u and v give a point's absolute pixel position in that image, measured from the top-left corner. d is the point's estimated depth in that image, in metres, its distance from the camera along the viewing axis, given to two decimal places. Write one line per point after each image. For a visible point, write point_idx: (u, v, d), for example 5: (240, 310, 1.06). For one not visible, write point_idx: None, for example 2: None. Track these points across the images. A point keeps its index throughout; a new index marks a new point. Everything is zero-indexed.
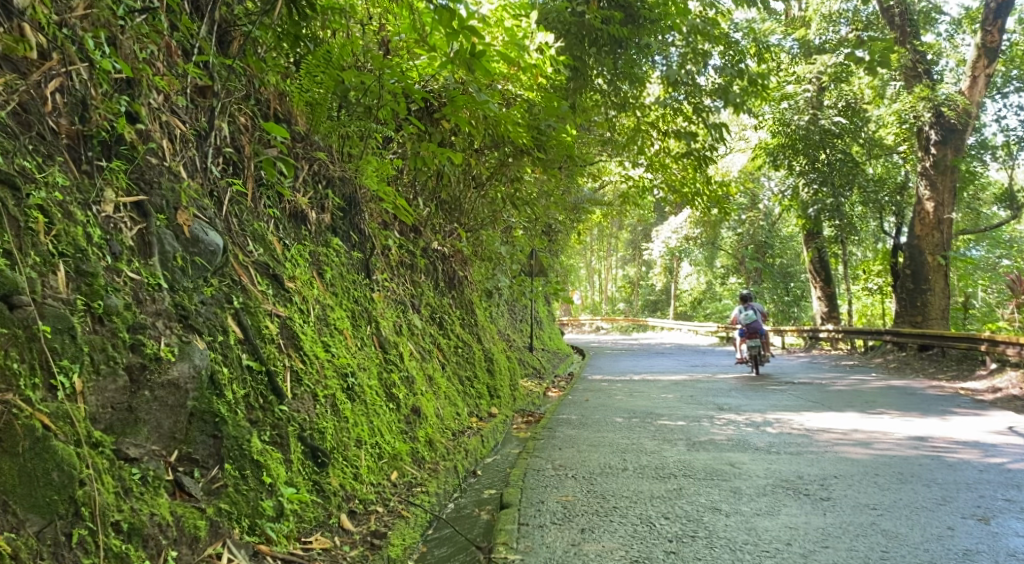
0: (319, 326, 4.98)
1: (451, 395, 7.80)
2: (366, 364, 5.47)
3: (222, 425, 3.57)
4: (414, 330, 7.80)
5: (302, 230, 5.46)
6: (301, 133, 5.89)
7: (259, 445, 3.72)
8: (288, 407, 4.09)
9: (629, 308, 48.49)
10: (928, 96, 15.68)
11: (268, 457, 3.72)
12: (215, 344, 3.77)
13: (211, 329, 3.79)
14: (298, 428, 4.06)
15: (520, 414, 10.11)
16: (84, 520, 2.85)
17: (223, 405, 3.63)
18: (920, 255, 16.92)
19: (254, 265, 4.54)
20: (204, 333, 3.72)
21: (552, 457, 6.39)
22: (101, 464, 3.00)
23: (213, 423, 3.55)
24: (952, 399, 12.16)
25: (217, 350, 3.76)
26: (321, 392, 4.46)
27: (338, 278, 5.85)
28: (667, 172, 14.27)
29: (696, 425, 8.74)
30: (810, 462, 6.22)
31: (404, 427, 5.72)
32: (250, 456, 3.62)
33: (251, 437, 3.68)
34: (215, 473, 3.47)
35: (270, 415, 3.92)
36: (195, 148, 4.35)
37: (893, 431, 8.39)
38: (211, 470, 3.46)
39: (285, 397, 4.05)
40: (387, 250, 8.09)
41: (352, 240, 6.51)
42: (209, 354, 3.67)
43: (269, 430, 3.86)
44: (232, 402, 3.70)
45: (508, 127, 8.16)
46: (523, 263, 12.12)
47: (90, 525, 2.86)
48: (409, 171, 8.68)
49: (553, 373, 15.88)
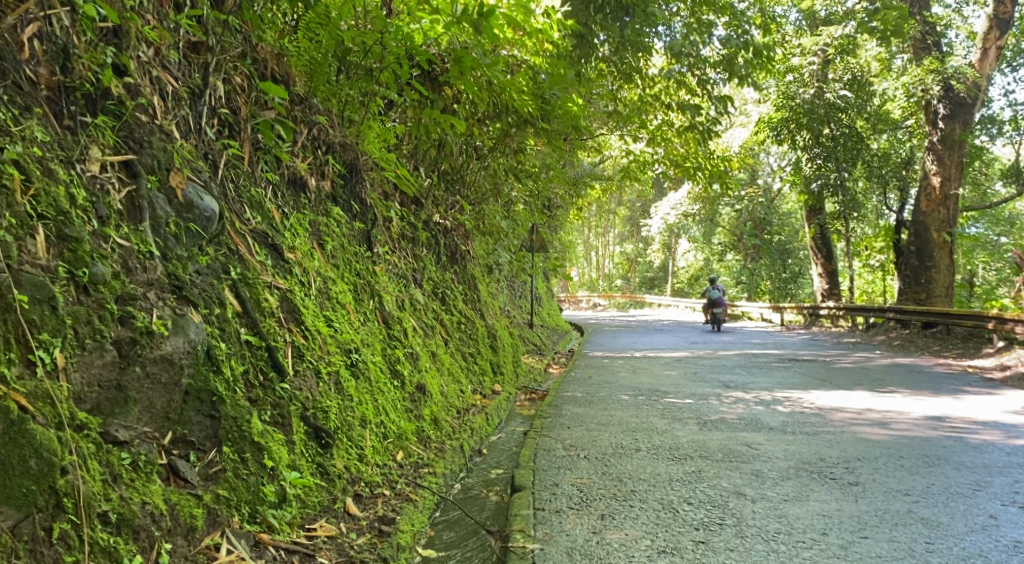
0: (321, 300, 4.73)
1: (455, 371, 7.57)
2: (369, 340, 5.23)
3: (219, 405, 3.32)
4: (416, 305, 7.54)
5: (301, 198, 5.20)
6: (300, 96, 5.58)
7: (260, 427, 3.46)
8: (290, 385, 3.83)
9: (626, 284, 48.26)
10: (937, 69, 15.35)
11: (269, 439, 3.47)
12: (212, 316, 3.50)
13: (207, 300, 3.52)
14: (300, 406, 3.81)
15: (523, 391, 9.89)
16: (67, 513, 2.62)
17: (221, 383, 3.38)
18: (926, 231, 16.60)
19: (252, 235, 4.29)
20: (200, 306, 3.46)
21: (561, 436, 6.18)
22: (86, 449, 2.77)
23: (210, 403, 3.30)
24: (959, 378, 11.95)
25: (214, 324, 3.50)
26: (324, 368, 4.21)
27: (340, 249, 5.59)
28: (669, 145, 13.96)
29: (705, 404, 8.52)
30: (830, 444, 6.01)
31: (408, 406, 5.49)
32: (250, 439, 3.37)
33: (251, 418, 3.43)
34: (212, 457, 3.22)
35: (271, 393, 3.67)
36: (188, 108, 4.08)
37: (907, 410, 8.19)
38: (209, 454, 3.22)
39: (287, 374, 3.79)
40: (389, 222, 7.80)
41: (353, 210, 6.25)
42: (205, 328, 3.42)
43: (270, 409, 3.61)
44: (231, 380, 3.44)
45: (513, 95, 7.87)
46: (524, 237, 11.83)
47: (73, 519, 2.63)
48: (410, 141, 8.38)
49: (553, 349, 15.65)
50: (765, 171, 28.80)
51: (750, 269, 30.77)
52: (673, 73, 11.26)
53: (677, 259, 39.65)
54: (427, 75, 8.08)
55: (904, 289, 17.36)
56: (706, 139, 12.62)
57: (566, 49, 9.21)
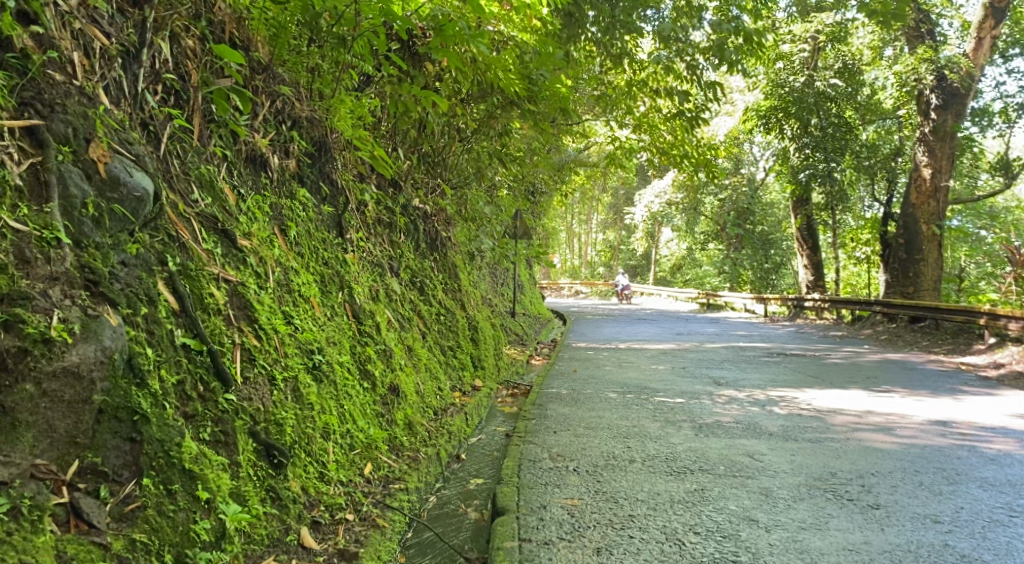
0: (281, 294, 4.23)
1: (433, 367, 7.07)
2: (336, 338, 4.74)
3: (141, 425, 2.91)
4: (391, 296, 7.01)
5: (260, 177, 4.68)
6: (262, 63, 4.99)
7: (194, 450, 3.04)
8: (236, 397, 3.37)
9: (608, 273, 47.71)
10: (931, 58, 14.97)
11: (204, 464, 3.04)
12: (136, 320, 3.06)
13: (130, 298, 3.08)
14: (247, 422, 3.35)
15: (506, 386, 9.40)
16: None
17: (145, 398, 2.97)
18: (915, 223, 16.22)
19: (199, 218, 3.77)
20: (121, 305, 3.01)
21: (545, 442, 5.72)
22: None
23: (130, 423, 2.89)
24: (954, 377, 11.53)
25: (139, 327, 3.06)
26: (279, 374, 3.71)
27: (305, 236, 5.07)
28: (656, 133, 13.47)
29: (697, 404, 8.05)
30: (837, 454, 5.56)
31: (379, 412, 4.99)
32: (180, 466, 2.96)
33: (183, 440, 3.01)
34: (129, 491, 2.83)
35: (211, 407, 3.22)
36: (120, 68, 3.57)
37: (910, 413, 7.77)
38: (126, 487, 2.83)
39: (232, 383, 3.34)
40: (363, 206, 7.23)
41: (321, 192, 5.70)
42: (126, 332, 2.97)
43: (210, 425, 3.18)
44: (159, 395, 3.02)
45: (499, 74, 7.33)
46: (507, 223, 11.30)
47: None
48: (388, 118, 7.80)
49: (536, 339, 15.15)
50: (749, 160, 28.33)
51: (731, 259, 30.30)
52: (661, 58, 10.77)
53: (659, 249, 39.13)
54: (406, 47, 7.49)
55: (892, 283, 16.98)
56: (696, 126, 12.13)
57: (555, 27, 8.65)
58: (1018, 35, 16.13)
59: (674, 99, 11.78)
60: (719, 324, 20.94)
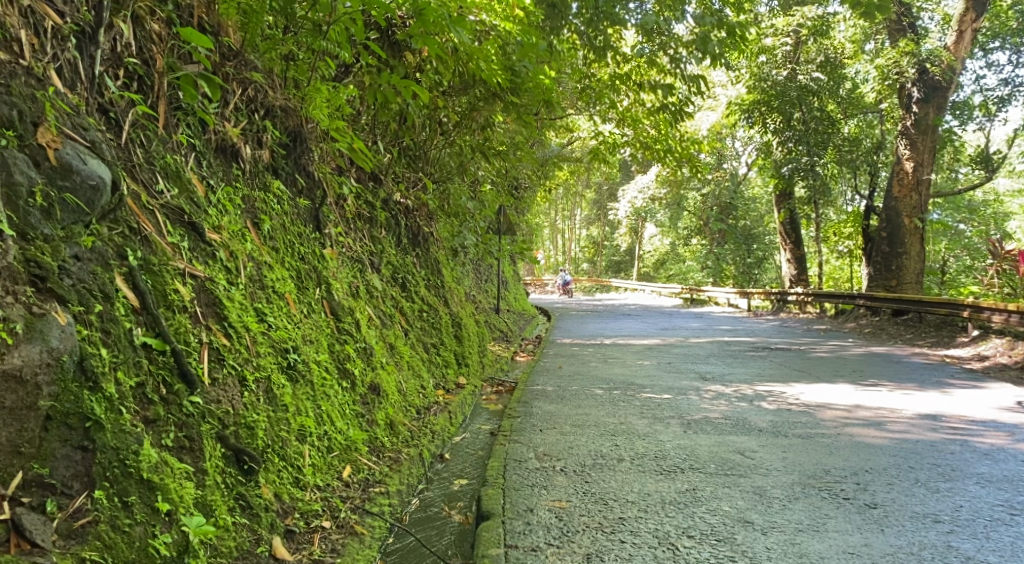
0: (254, 290, 4.04)
1: (416, 365, 6.88)
2: (312, 336, 4.54)
3: (94, 433, 2.75)
4: (371, 293, 6.81)
5: (231, 169, 4.50)
6: (233, 49, 4.79)
7: (154, 458, 2.87)
8: (202, 399, 3.20)
9: (592, 269, 47.61)
10: (912, 51, 14.86)
11: (164, 474, 2.87)
12: (88, 318, 2.89)
13: (82, 295, 2.91)
14: (214, 426, 3.18)
15: (490, 384, 9.22)
16: None
17: (99, 403, 2.79)
18: (898, 217, 16.18)
19: (164, 211, 3.57)
20: (71, 303, 2.86)
21: (531, 441, 5.56)
22: None
23: (82, 431, 2.73)
24: (940, 370, 11.43)
25: (93, 327, 2.89)
26: (251, 374, 3.53)
27: (279, 229, 4.87)
28: (639, 127, 13.33)
29: (684, 400, 7.90)
30: (830, 452, 5.41)
31: (358, 412, 4.81)
32: (136, 476, 2.79)
33: (141, 448, 2.85)
34: (79, 504, 2.66)
35: (174, 411, 3.05)
36: (75, 49, 3.37)
37: (900, 407, 7.64)
38: (75, 500, 2.66)
39: (198, 385, 3.18)
40: (341, 201, 7.02)
41: (296, 184, 5.49)
42: (76, 332, 2.82)
43: (173, 431, 3.02)
44: (114, 399, 2.85)
45: (481, 64, 7.15)
46: (491, 218, 11.11)
47: None
48: (368, 110, 7.60)
49: (519, 336, 14.99)
50: (732, 155, 28.23)
51: (715, 254, 30.19)
52: (643, 51, 10.61)
53: (642, 244, 39.02)
54: (385, 36, 7.29)
55: (875, 276, 16.92)
56: (679, 120, 12.00)
57: (538, 19, 8.49)
58: (998, 27, 16.08)
59: (657, 92, 11.63)
60: (704, 319, 20.85)
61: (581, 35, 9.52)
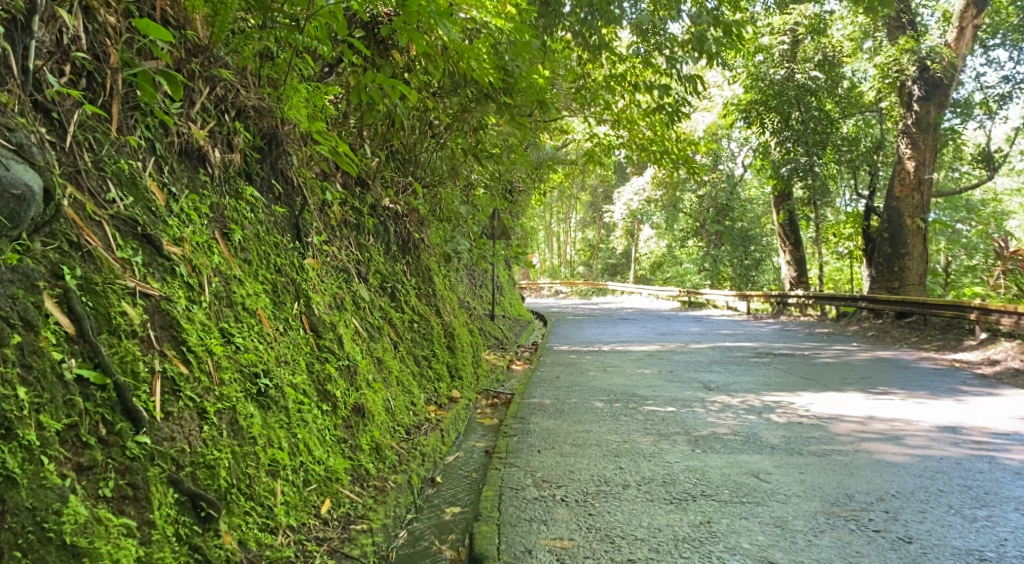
0: (222, 308, 3.68)
1: (406, 381, 6.51)
2: (288, 358, 4.19)
3: (8, 491, 2.48)
4: (358, 305, 6.43)
5: (197, 175, 4.15)
6: (200, 44, 4.43)
7: (85, 515, 2.60)
8: (152, 438, 2.93)
9: (588, 272, 47.25)
10: (913, 48, 14.58)
11: (95, 534, 2.59)
12: (1, 353, 2.62)
13: None
14: (164, 469, 2.91)
15: (485, 396, 8.84)
16: None
17: (17, 452, 2.53)
18: (899, 217, 15.82)
19: (113, 221, 3.28)
20: None
21: (527, 465, 5.20)
22: None
23: None
24: (950, 376, 11.04)
25: (10, 364, 2.63)
26: (212, 407, 3.22)
27: (253, 240, 4.51)
28: (634, 128, 12.96)
29: (689, 413, 7.52)
30: (851, 472, 5.05)
31: (340, 438, 4.45)
32: (57, 539, 2.51)
33: (70, 501, 2.59)
34: None
35: (111, 455, 2.78)
36: (5, 40, 3.10)
37: (917, 418, 7.25)
38: None
39: (144, 422, 2.90)
40: (325, 207, 6.64)
41: (273, 191, 5.11)
42: None
43: (114, 478, 2.75)
44: (38, 445, 2.60)
45: (472, 63, 6.80)
46: (484, 223, 10.73)
47: None
48: (355, 112, 7.25)
49: (515, 343, 14.61)
50: (728, 156, 27.85)
51: (712, 255, 29.84)
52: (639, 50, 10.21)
53: (639, 246, 38.69)
54: (370, 32, 6.94)
55: (877, 278, 16.56)
56: (675, 121, 11.65)
57: (531, 16, 8.14)
58: (999, 23, 15.73)
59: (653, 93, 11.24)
60: (703, 323, 20.46)
61: (575, 34, 9.19)
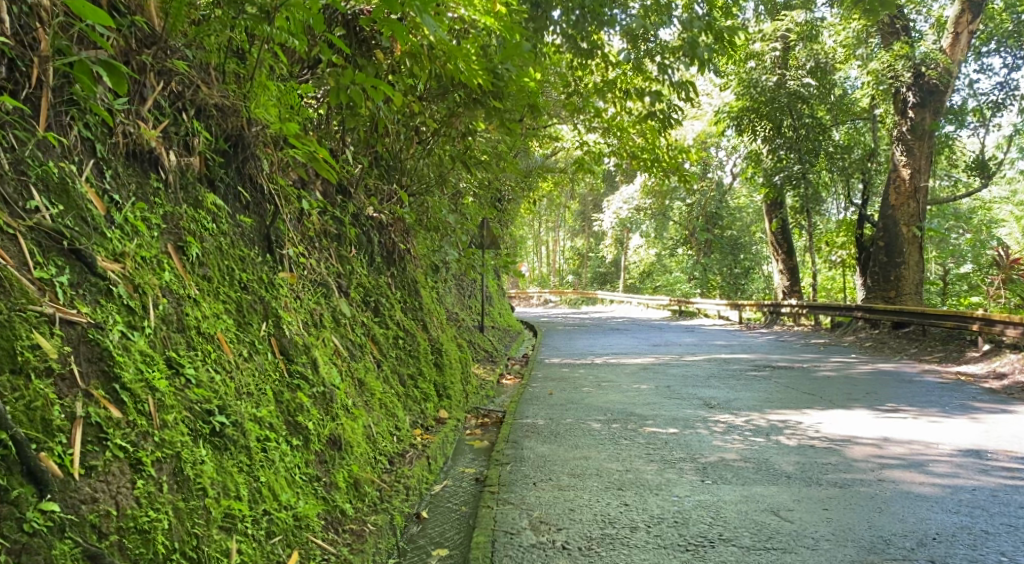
0: (172, 334, 3.27)
1: (390, 404, 6.00)
2: (249, 390, 3.71)
3: None
4: (338, 321, 5.93)
5: (147, 180, 3.68)
6: (151, 33, 3.92)
7: None
8: (62, 502, 2.57)
9: (576, 280, 46.72)
10: (907, 54, 14.16)
11: None
12: None
13: None
14: (75, 542, 2.53)
15: (474, 416, 8.35)
16: None
17: None
18: (895, 225, 15.42)
19: (32, 235, 2.93)
20: None
21: (522, 502, 4.76)
22: None
23: None
24: (957, 390, 10.55)
25: None
26: (146, 457, 2.85)
27: (213, 254, 4.03)
28: (625, 135, 12.43)
29: (694, 435, 7.03)
30: (880, 507, 4.58)
31: (312, 477, 3.97)
32: None
33: None
34: None
35: (4, 531, 2.40)
36: None
37: (937, 440, 6.76)
38: None
39: (50, 483, 2.55)
40: (302, 216, 6.12)
41: (239, 199, 4.61)
42: None
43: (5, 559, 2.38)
44: None
45: (459, 64, 6.30)
46: (473, 231, 10.23)
47: None
48: (336, 115, 6.78)
49: (506, 356, 14.13)
50: (716, 164, 27.45)
51: (701, 264, 29.36)
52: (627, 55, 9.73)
53: (627, 255, 38.17)
54: (352, 31, 6.49)
55: (873, 287, 16.12)
56: (667, 128, 11.17)
57: (520, 16, 7.65)
58: (994, 29, 15.30)
59: (642, 99, 10.76)
60: (696, 333, 20.03)
61: (563, 38, 8.72)
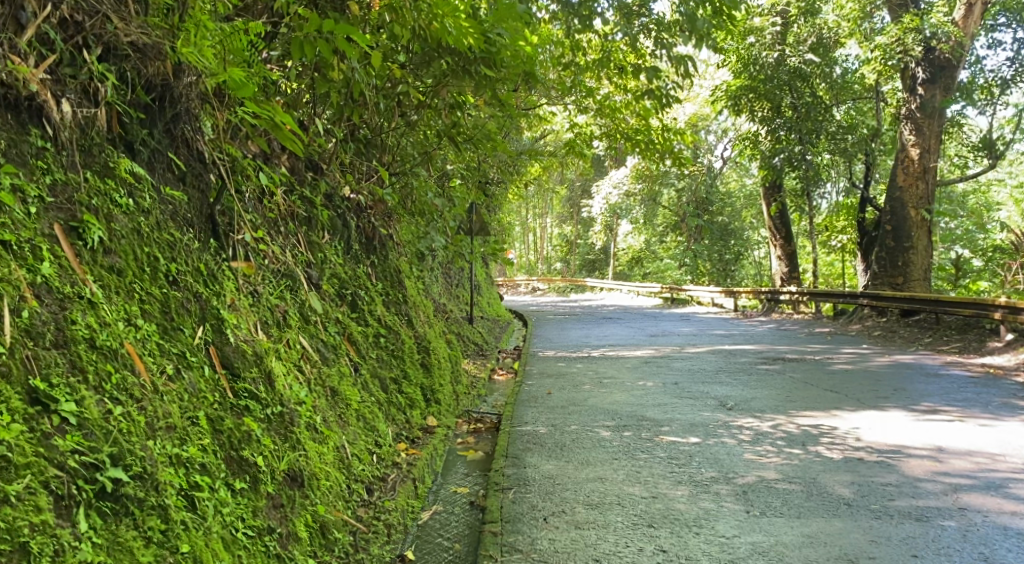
0: (43, 352, 2.55)
1: (371, 415, 5.05)
2: (165, 423, 2.80)
3: None
4: (307, 317, 4.95)
5: (24, 133, 2.90)
6: None
7: None
8: None
9: (565, 267, 45.65)
10: (918, 27, 12.98)
11: None
12: None
13: None
14: None
15: (465, 420, 7.39)
16: None
17: None
18: (903, 208, 14.44)
19: None
20: None
21: (533, 549, 3.88)
22: None
23: None
24: (989, 386, 9.62)
25: None
26: None
27: (129, 237, 3.13)
28: (617, 118, 11.07)
29: (721, 446, 6.10)
30: (983, 557, 3.72)
31: (262, 530, 3.02)
32: None
33: None
34: None
35: None
36: None
37: (1002, 451, 5.84)
38: None
39: None
40: (263, 195, 5.11)
41: (171, 169, 3.64)
42: None
43: None
44: None
45: (446, 21, 5.24)
46: (461, 216, 9.19)
47: None
48: (304, 82, 5.81)
49: (496, 348, 13.18)
50: (708, 148, 26.46)
51: (692, 251, 28.44)
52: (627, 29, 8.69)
53: (616, 241, 37.12)
54: None
55: (879, 273, 15.12)
56: (663, 108, 10.03)
57: None
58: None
59: (637, 74, 9.66)
60: (693, 322, 19.13)
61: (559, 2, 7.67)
